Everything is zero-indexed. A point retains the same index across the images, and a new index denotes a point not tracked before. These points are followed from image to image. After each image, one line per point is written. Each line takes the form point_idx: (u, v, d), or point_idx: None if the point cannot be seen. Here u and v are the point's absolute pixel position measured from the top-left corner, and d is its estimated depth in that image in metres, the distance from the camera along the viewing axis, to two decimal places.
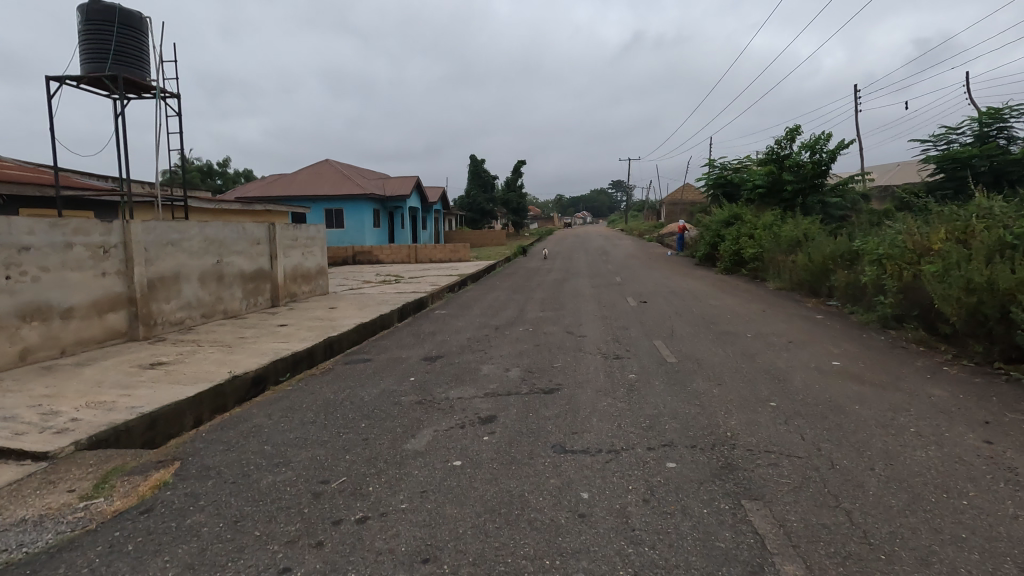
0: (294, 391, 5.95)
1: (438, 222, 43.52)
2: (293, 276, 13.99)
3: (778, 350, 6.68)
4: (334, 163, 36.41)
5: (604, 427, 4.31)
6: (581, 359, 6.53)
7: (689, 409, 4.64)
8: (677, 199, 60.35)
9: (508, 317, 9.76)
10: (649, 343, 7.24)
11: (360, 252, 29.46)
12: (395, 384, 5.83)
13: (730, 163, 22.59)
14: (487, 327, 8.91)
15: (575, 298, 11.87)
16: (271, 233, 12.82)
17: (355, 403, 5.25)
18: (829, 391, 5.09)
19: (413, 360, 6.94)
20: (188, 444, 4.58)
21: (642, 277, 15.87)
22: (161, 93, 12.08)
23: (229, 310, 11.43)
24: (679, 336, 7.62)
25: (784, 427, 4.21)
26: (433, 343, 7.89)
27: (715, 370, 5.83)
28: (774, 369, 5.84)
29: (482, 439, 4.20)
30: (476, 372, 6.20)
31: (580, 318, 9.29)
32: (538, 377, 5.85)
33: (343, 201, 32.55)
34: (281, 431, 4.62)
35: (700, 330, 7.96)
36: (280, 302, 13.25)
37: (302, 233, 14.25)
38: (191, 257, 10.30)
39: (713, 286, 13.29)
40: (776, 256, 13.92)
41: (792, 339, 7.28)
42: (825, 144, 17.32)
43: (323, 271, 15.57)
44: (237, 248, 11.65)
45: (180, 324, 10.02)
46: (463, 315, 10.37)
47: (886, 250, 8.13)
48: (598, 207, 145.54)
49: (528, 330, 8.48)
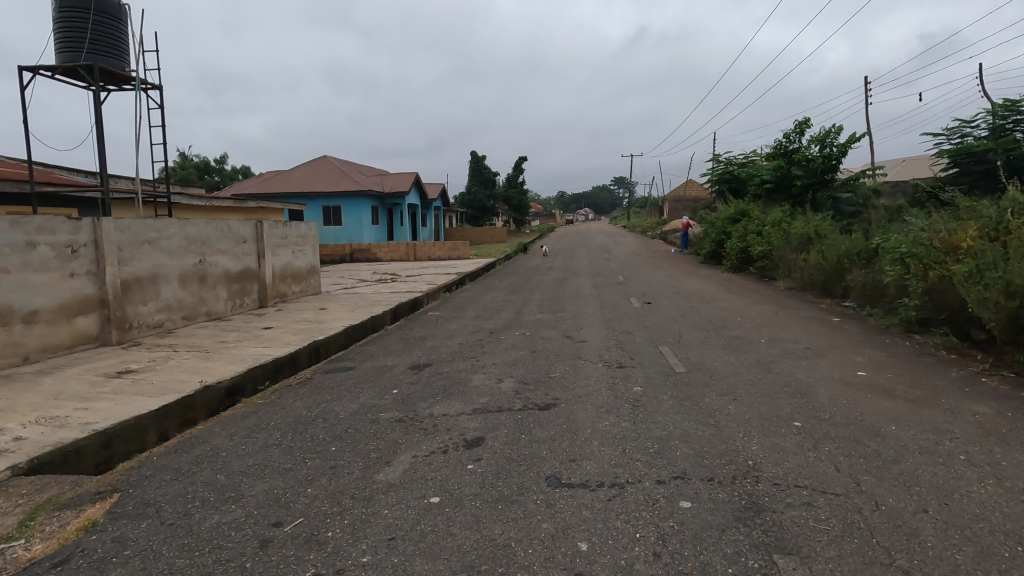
0: (265, 404, 5.41)
1: (438, 219, 43.01)
2: (283, 276, 13.48)
3: (797, 360, 6.11)
4: (332, 159, 35.86)
5: (606, 454, 3.76)
6: (581, 370, 5.97)
7: (703, 431, 4.09)
8: (680, 195, 59.65)
9: (504, 320, 9.21)
10: (655, 350, 6.68)
11: (358, 250, 28.95)
12: (375, 398, 5.29)
13: (735, 158, 22.00)
14: (482, 331, 8.36)
15: (576, 299, 11.32)
16: (259, 231, 12.29)
17: (329, 422, 4.70)
18: (859, 409, 4.51)
19: (399, 369, 6.40)
20: (136, 470, 4.05)
21: (646, 276, 15.29)
22: (141, 84, 11.55)
23: (213, 312, 10.91)
24: (688, 342, 7.06)
25: (814, 454, 3.66)
26: (422, 350, 7.36)
27: (729, 383, 5.27)
28: (795, 382, 5.28)
29: (466, 468, 3.65)
30: (466, 383, 5.66)
31: (581, 321, 8.75)
32: (533, 389, 5.31)
33: (341, 199, 32.02)
34: (240, 456, 4.07)
35: (710, 336, 7.40)
36: (269, 302, 12.75)
37: (292, 231, 13.73)
38: (170, 257, 9.76)
39: (720, 286, 12.71)
40: (787, 254, 13.33)
41: (811, 346, 6.70)
42: (835, 137, 16.71)
43: (315, 270, 15.05)
44: (221, 247, 11.12)
45: (159, 327, 9.49)
46: (457, 318, 9.82)
47: (909, 248, 7.54)
48: (601, 204, 144.82)
49: (525, 335, 7.91)
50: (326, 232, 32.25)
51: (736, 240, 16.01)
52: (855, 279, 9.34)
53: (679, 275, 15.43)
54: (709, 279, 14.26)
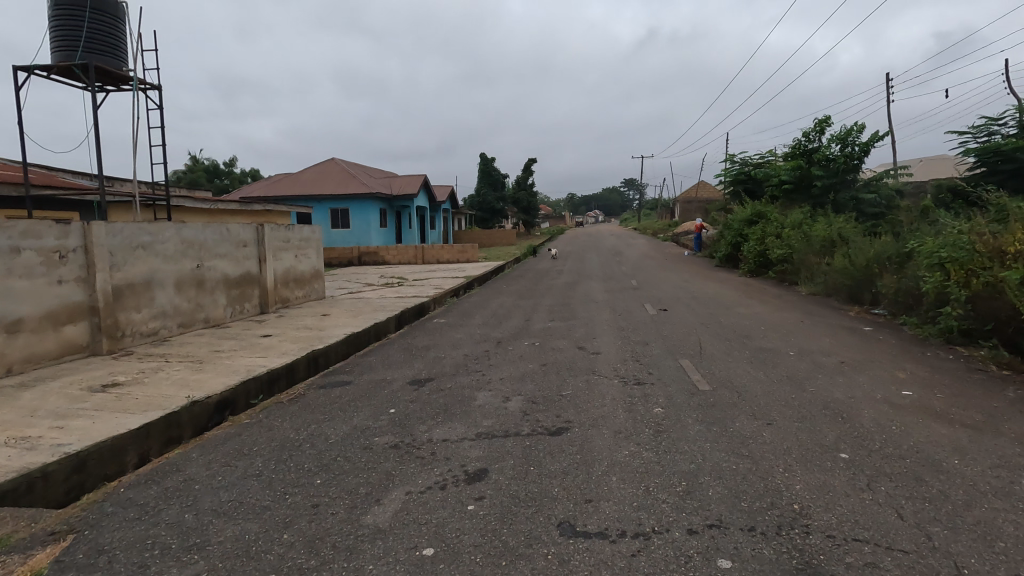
0: (251, 424, 4.97)
1: (447, 222, 42.67)
2: (285, 280, 13.11)
3: (833, 376, 5.58)
4: (342, 163, 35.53)
5: (627, 493, 3.28)
6: (595, 387, 5.47)
7: (737, 466, 3.59)
8: (692, 197, 58.86)
9: (512, 328, 8.75)
10: (675, 363, 6.16)
11: (366, 252, 28.62)
12: (370, 419, 4.84)
13: (750, 158, 21.41)
14: (488, 341, 7.88)
15: (587, 305, 10.83)
16: (259, 235, 11.93)
17: (317, 447, 4.25)
18: (912, 438, 4.00)
19: (399, 384, 5.95)
20: (95, 506, 3.59)
21: (660, 280, 14.73)
22: (139, 84, 11.23)
23: (211, 318, 10.55)
24: (710, 354, 6.53)
25: (870, 497, 3.15)
26: (425, 362, 6.90)
27: (760, 404, 4.76)
28: (834, 403, 4.76)
29: (466, 509, 3.19)
30: (470, 402, 5.19)
31: (594, 330, 8.25)
32: (543, 410, 4.83)
33: (349, 201, 31.69)
34: (213, 490, 3.63)
35: (733, 347, 6.87)
36: (270, 307, 12.37)
37: (294, 234, 13.37)
38: (165, 261, 9.42)
39: (739, 291, 12.15)
40: (809, 258, 12.75)
41: (846, 361, 6.16)
42: (857, 135, 16.10)
43: (319, 274, 14.68)
44: (219, 251, 10.76)
45: (153, 335, 9.13)
46: (463, 325, 9.35)
47: (949, 253, 6.99)
48: (611, 206, 143.97)
49: (534, 346, 7.43)
50: (334, 234, 31.98)
51: (754, 243, 15.42)
52: (886, 285, 8.77)
53: (694, 279, 14.87)
54: (726, 283, 13.68)
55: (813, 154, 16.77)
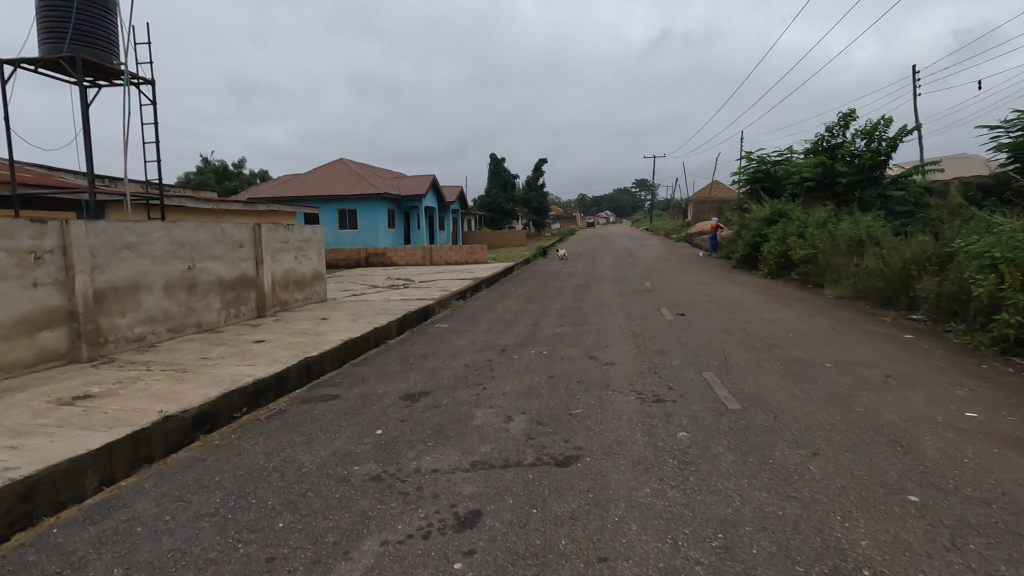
0: (220, 447, 4.39)
1: (456, 222, 42.20)
2: (283, 283, 12.61)
3: (881, 394, 4.91)
4: (347, 162, 35.48)
5: (652, 549, 2.66)
6: (608, 404, 4.84)
7: (786, 513, 2.95)
8: (704, 197, 57.95)
9: (518, 335, 8.14)
10: (698, 377, 5.52)
11: (373, 253, 28.18)
12: (351, 442, 4.25)
13: (768, 155, 20.65)
14: (492, 349, 7.28)
15: (599, 309, 10.18)
16: (256, 235, 11.44)
17: (287, 479, 3.68)
18: (992, 474, 3.34)
19: (390, 399, 5.36)
20: (16, 553, 3.01)
21: (675, 282, 14.04)
22: (131, 78, 10.76)
23: (204, 323, 10.07)
24: (736, 367, 5.88)
25: (960, 560, 2.50)
26: (422, 372, 6.31)
27: (802, 428, 4.10)
28: (890, 427, 4.10)
29: (453, 569, 2.60)
30: (467, 421, 4.59)
31: (607, 337, 7.61)
32: (550, 434, 4.22)
33: (356, 202, 31.38)
34: (156, 535, 3.05)
35: (762, 358, 6.19)
36: (268, 310, 11.89)
37: (293, 234, 12.87)
38: (154, 263, 8.94)
39: (761, 294, 11.44)
40: (835, 259, 12.00)
41: (892, 375, 5.46)
42: (885, 130, 15.29)
43: (320, 276, 14.19)
44: (213, 252, 10.28)
45: (139, 341, 8.64)
46: (467, 331, 8.75)
47: (1005, 253, 6.29)
48: (622, 206, 142.85)
49: (541, 355, 6.81)
50: (342, 235, 31.59)
51: (774, 243, 14.68)
52: (927, 288, 8.06)
53: (712, 281, 14.17)
54: (745, 286, 12.96)
55: (837, 150, 16.00)
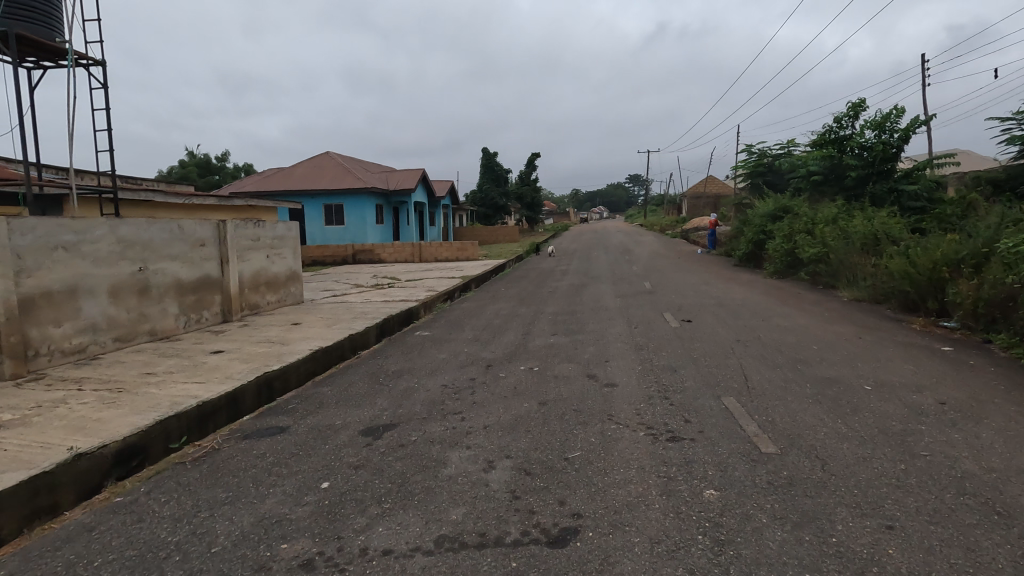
0: (121, 508, 3.44)
1: (447, 218, 41.20)
2: (254, 284, 11.63)
3: (944, 429, 4.03)
4: (334, 154, 34.33)
5: None
6: (613, 445, 3.93)
7: None
8: (699, 192, 57.03)
9: (507, 346, 7.22)
10: (717, 405, 4.62)
11: (360, 250, 27.21)
12: (285, 504, 3.31)
13: (769, 148, 19.82)
14: (476, 365, 6.35)
15: (596, 314, 9.29)
16: (220, 232, 10.44)
17: (188, 566, 2.74)
18: None
19: (348, 433, 4.42)
20: None
21: (677, 282, 13.16)
22: (77, 58, 9.69)
23: (159, 330, 9.09)
24: (761, 390, 4.98)
25: None
26: (393, 397, 5.36)
27: (862, 485, 3.21)
28: (974, 483, 3.21)
29: None
30: (437, 470, 3.66)
31: (608, 350, 6.69)
32: (542, 490, 3.32)
33: (343, 197, 30.29)
34: None
35: (789, 379, 5.30)
36: (235, 314, 10.92)
37: (264, 231, 11.86)
38: (97, 265, 7.94)
39: (771, 297, 10.58)
40: (849, 258, 11.16)
41: (949, 403, 4.57)
42: (897, 120, 14.42)
43: (296, 276, 13.20)
44: (170, 252, 9.29)
45: (79, 353, 7.66)
46: (449, 342, 7.81)
47: None
48: (616, 201, 141.99)
49: (532, 373, 5.91)
50: (328, 231, 30.54)
51: (780, 241, 13.86)
52: (962, 292, 7.22)
53: (715, 281, 13.33)
54: (752, 286, 12.11)
55: (845, 142, 15.17)
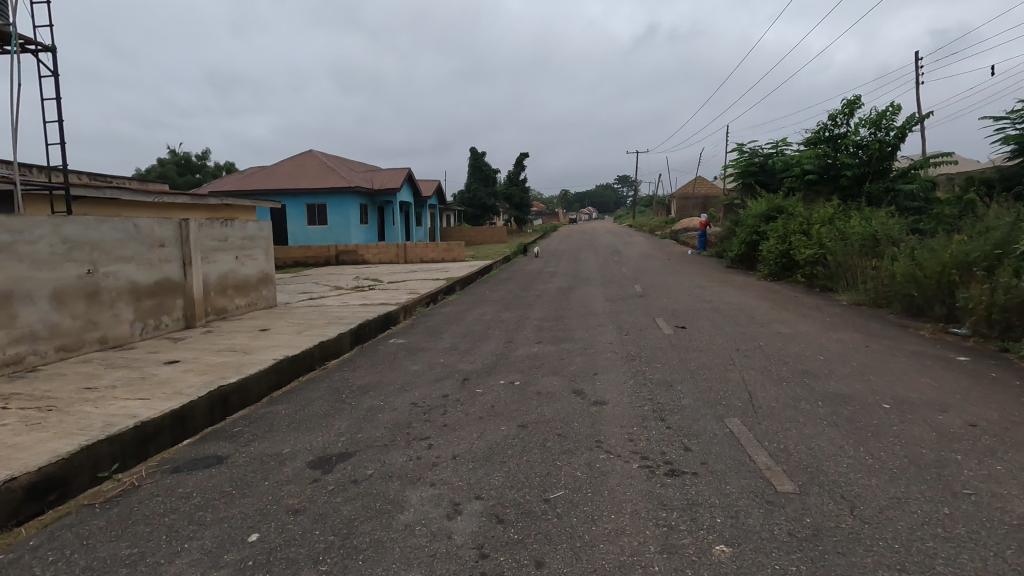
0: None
1: (434, 219, 40.49)
2: (220, 287, 10.93)
3: (983, 458, 3.49)
4: (317, 152, 33.50)
5: None
6: (601, 482, 3.34)
7: None
8: (690, 192, 56.82)
9: (488, 356, 6.62)
10: (720, 429, 4.06)
11: (344, 251, 26.49)
12: (200, 566, 2.68)
13: (760, 148, 19.39)
14: (451, 379, 5.72)
15: (585, 320, 8.71)
16: (181, 232, 9.76)
17: None
18: None
19: (294, 466, 3.78)
20: None
21: (669, 285, 12.64)
22: (22, 43, 8.92)
23: (112, 338, 8.37)
24: (769, 410, 4.41)
25: None
26: (353, 418, 4.72)
27: (904, 538, 2.65)
28: None
29: None
30: (392, 517, 3.05)
31: (596, 362, 6.10)
32: (517, 546, 2.72)
33: (326, 196, 29.50)
34: None
35: (798, 395, 4.75)
36: (199, 319, 10.21)
37: (231, 231, 11.17)
38: (37, 267, 7.23)
39: (767, 300, 10.08)
40: (848, 260, 10.70)
41: (981, 425, 4.04)
42: (893, 118, 14.04)
43: (268, 278, 12.51)
44: (124, 253, 8.59)
45: (14, 365, 6.93)
46: (425, 351, 7.18)
47: None
48: (605, 202, 141.90)
49: (512, 389, 5.31)
50: (311, 231, 29.74)
51: (774, 242, 13.40)
52: (975, 297, 6.74)
53: (708, 284, 12.81)
54: (747, 289, 11.61)
55: (840, 141, 14.75)
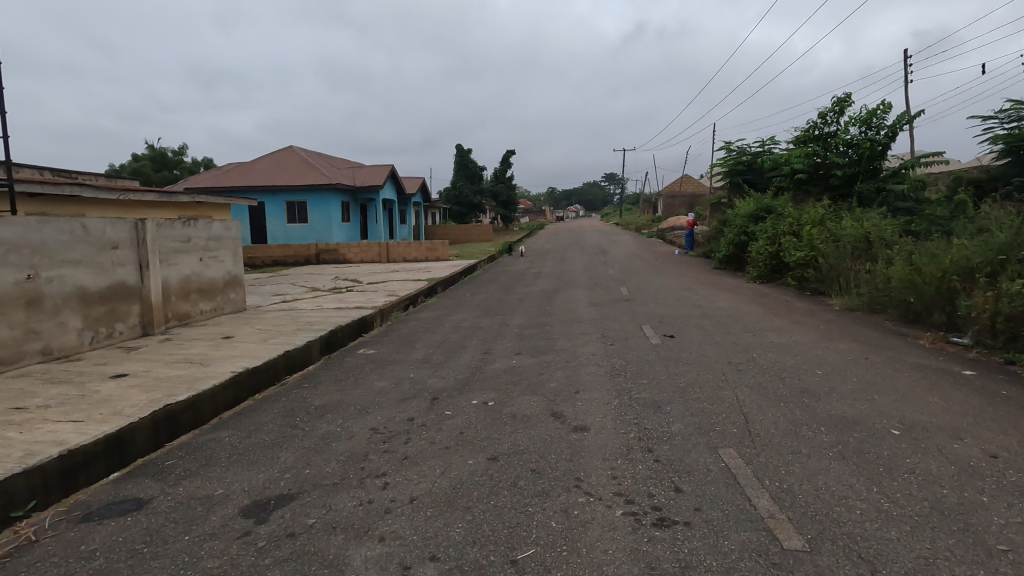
0: None
1: (419, 217, 39.84)
2: (183, 291, 10.29)
3: (1012, 501, 3.06)
4: (297, 148, 32.62)
5: None
6: (579, 537, 2.85)
7: None
8: (676, 190, 56.68)
9: (462, 371, 6.11)
10: (715, 463, 3.60)
11: (324, 250, 25.79)
12: None
13: (748, 146, 19.01)
14: (419, 399, 5.20)
15: (568, 327, 8.24)
16: (137, 233, 9.12)
17: None
18: None
19: (223, 515, 3.24)
20: None
21: (656, 288, 12.23)
22: None
23: (56, 349, 7.74)
24: (767, 438, 3.96)
25: None
26: (304, 448, 4.19)
27: None
28: None
29: None
30: None
31: (578, 378, 5.62)
32: None
33: (306, 194, 28.71)
34: None
35: (799, 420, 4.30)
36: (158, 326, 9.57)
37: (194, 232, 10.54)
38: None
39: (758, 305, 9.69)
40: (840, 263, 10.36)
41: (1003, 456, 3.62)
42: (883, 117, 13.73)
43: (237, 281, 11.89)
44: (70, 257, 7.94)
45: None
46: (395, 364, 6.65)
47: None
48: (592, 199, 141.84)
49: (484, 411, 4.81)
50: (291, 230, 28.96)
51: (763, 244, 13.04)
52: (978, 305, 6.37)
53: (697, 286, 12.41)
54: (737, 293, 11.23)
55: (830, 139, 14.41)
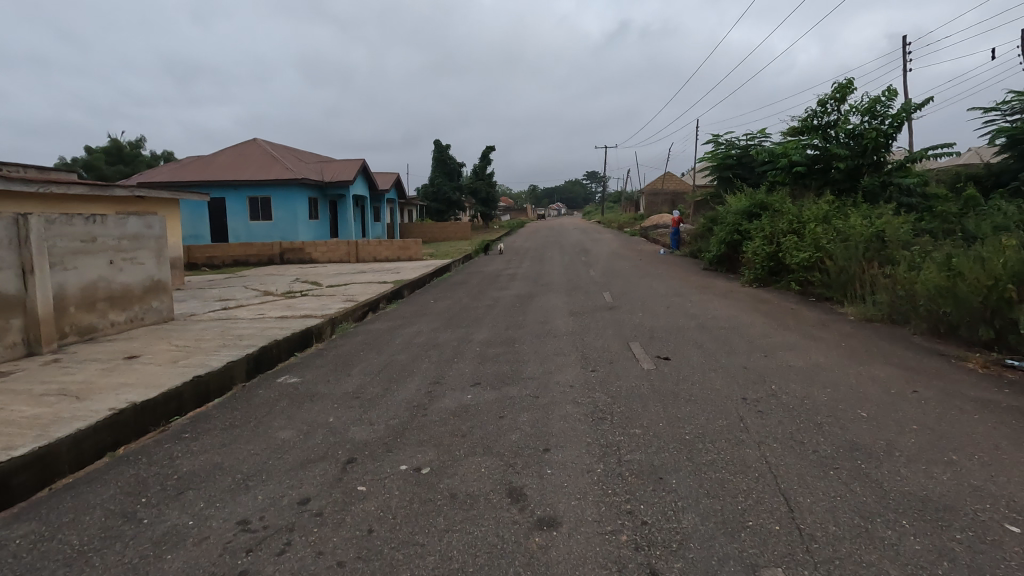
0: None
1: (394, 214, 38.14)
2: (86, 300, 8.65)
3: None
4: (261, 141, 30.62)
5: None
6: None
7: None
8: (659, 188, 55.71)
9: (396, 413, 4.63)
10: None
11: (288, 248, 23.99)
12: None
13: (738, 139, 17.77)
14: (325, 464, 3.72)
15: (541, 345, 6.83)
16: (18, 232, 7.48)
17: None
18: None
19: None
20: None
21: (644, 293, 10.89)
22: None
23: None
24: (831, 548, 2.58)
25: None
26: (119, 566, 2.69)
27: None
28: None
29: None
30: None
31: (550, 425, 4.20)
32: None
33: (270, 189, 26.87)
34: None
35: (868, 505, 2.94)
36: (50, 343, 7.94)
37: (101, 230, 8.88)
38: None
39: (762, 314, 8.40)
40: (851, 265, 9.12)
41: None
42: (888, 105, 12.56)
43: (160, 286, 10.24)
44: None
45: None
46: (316, 400, 5.16)
47: None
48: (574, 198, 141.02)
49: (411, 486, 3.35)
50: (254, 227, 27.10)
51: (760, 243, 11.80)
52: None
53: (690, 291, 11.09)
54: (735, 299, 9.95)
55: (830, 129, 13.22)
